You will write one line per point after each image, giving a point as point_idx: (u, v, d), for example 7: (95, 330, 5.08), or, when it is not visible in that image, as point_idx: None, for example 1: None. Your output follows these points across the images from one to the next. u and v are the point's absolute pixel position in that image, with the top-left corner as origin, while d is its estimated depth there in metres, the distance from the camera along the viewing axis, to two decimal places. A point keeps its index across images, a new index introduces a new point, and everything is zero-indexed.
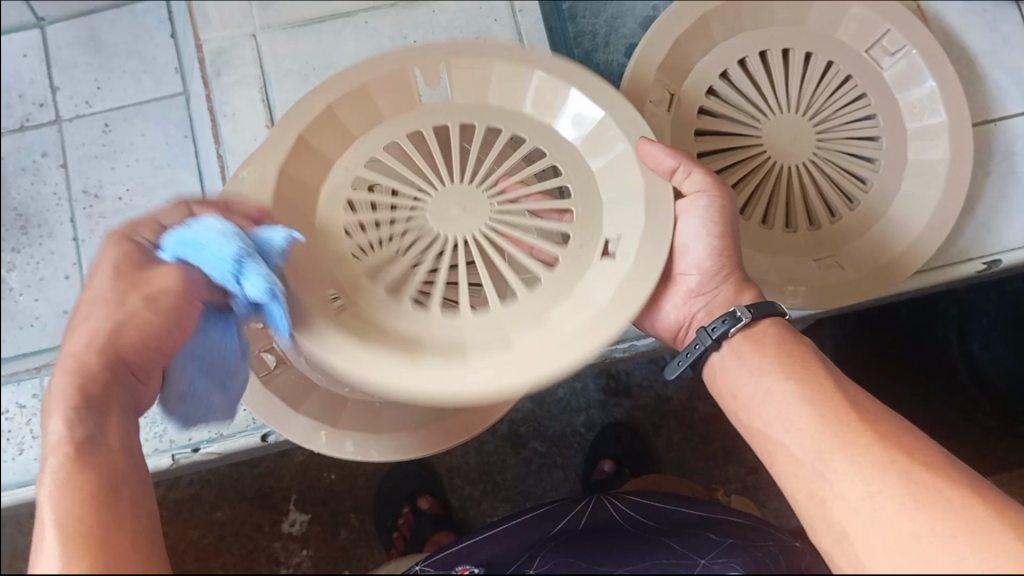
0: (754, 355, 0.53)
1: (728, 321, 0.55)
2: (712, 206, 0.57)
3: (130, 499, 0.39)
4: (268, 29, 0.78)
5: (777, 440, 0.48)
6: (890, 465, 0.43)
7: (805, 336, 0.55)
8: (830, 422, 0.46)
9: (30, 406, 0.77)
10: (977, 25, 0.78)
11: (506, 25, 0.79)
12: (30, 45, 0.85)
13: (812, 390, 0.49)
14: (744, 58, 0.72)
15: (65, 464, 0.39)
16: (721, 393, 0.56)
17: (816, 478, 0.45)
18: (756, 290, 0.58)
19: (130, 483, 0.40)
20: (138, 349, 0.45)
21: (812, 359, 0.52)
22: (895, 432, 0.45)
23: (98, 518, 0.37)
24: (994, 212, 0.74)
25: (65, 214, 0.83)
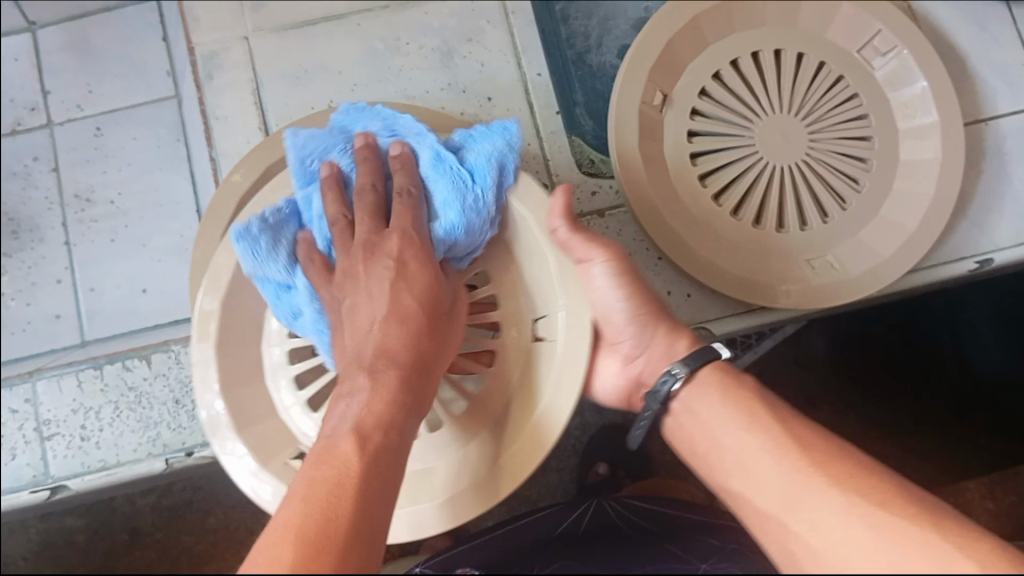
0: (709, 402, 0.54)
1: (667, 381, 0.56)
2: (611, 266, 0.58)
3: (367, 487, 0.42)
4: (260, 32, 0.78)
5: (739, 487, 0.49)
6: (854, 507, 0.44)
7: (747, 375, 0.56)
8: (788, 466, 0.47)
9: (21, 411, 0.75)
10: (968, 24, 0.78)
11: (499, 26, 0.79)
12: (21, 50, 0.85)
13: (765, 435, 0.50)
14: (737, 60, 0.72)
15: (340, 445, 0.44)
16: (679, 447, 0.56)
17: (781, 530, 0.45)
18: (692, 335, 0.59)
19: (376, 470, 0.43)
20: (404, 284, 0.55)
21: (760, 399, 0.53)
22: (854, 472, 0.46)
23: (362, 471, 0.42)
24: (986, 212, 0.75)
25: (56, 218, 0.82)
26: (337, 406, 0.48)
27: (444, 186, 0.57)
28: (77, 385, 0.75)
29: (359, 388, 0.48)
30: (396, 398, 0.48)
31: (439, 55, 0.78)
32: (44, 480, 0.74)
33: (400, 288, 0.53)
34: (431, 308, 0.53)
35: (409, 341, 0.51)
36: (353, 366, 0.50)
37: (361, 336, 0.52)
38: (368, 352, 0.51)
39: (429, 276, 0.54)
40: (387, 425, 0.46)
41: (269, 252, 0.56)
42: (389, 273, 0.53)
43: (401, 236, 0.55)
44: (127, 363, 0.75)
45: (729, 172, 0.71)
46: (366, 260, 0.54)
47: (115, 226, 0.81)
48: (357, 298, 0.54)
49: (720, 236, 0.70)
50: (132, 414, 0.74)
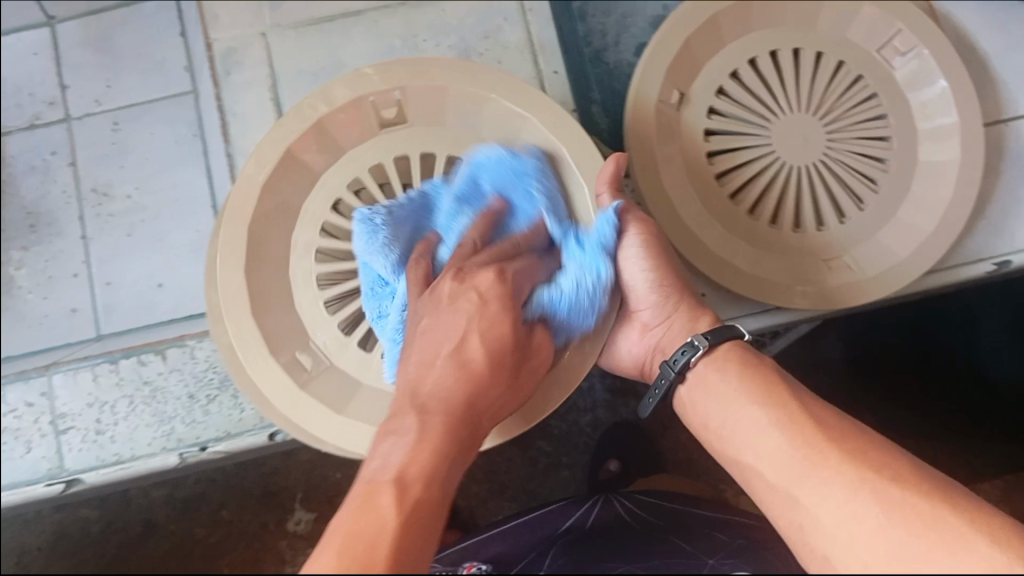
0: (723, 377, 0.54)
1: (687, 351, 0.56)
2: (642, 238, 0.59)
3: (409, 548, 0.37)
4: (278, 28, 0.78)
5: (753, 460, 0.49)
6: (864, 483, 0.44)
7: (766, 355, 0.56)
8: (798, 445, 0.47)
9: (38, 404, 0.76)
10: (991, 26, 0.77)
11: (517, 24, 0.78)
12: (40, 44, 0.86)
13: (776, 411, 0.50)
14: (755, 58, 0.72)
15: (389, 493, 0.40)
16: (692, 422, 0.56)
17: (791, 506, 0.45)
18: (714, 315, 0.60)
19: (420, 533, 0.38)
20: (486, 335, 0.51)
21: (776, 374, 0.53)
22: (866, 449, 0.46)
23: (406, 522, 0.38)
24: (1005, 214, 0.74)
25: (73, 212, 0.83)
26: (380, 443, 0.45)
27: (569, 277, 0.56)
28: (93, 380, 0.75)
29: (406, 428, 0.45)
30: (444, 446, 0.44)
31: (456, 52, 0.78)
32: (59, 474, 0.74)
33: (468, 326, 0.51)
34: (496, 355, 0.51)
35: (470, 390, 0.49)
36: (405, 402, 0.48)
37: (418, 374, 0.50)
38: (425, 391, 0.48)
39: (508, 322, 0.52)
40: (434, 476, 0.42)
41: (384, 252, 0.57)
42: (471, 306, 0.52)
43: (495, 272, 0.54)
44: (142, 358, 0.75)
45: (745, 171, 0.70)
46: (457, 284, 0.53)
47: (133, 221, 0.81)
48: (427, 333, 0.52)
49: (734, 235, 0.69)
50: (148, 408, 0.74)
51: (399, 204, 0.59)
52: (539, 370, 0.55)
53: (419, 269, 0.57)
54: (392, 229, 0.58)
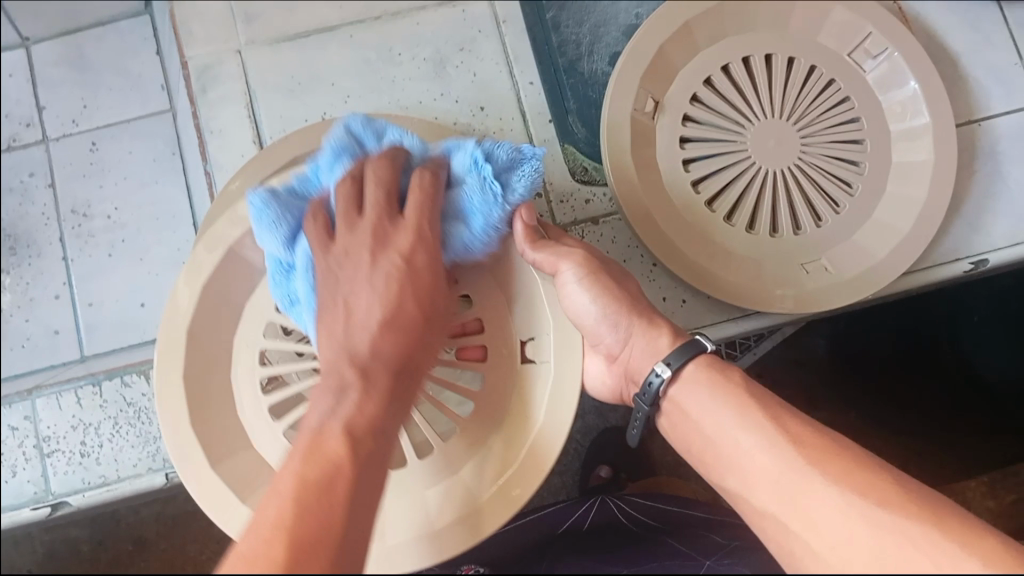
0: (699, 398, 0.53)
1: (652, 382, 0.55)
2: (580, 269, 0.58)
3: (356, 496, 0.42)
4: (254, 44, 0.78)
5: (744, 487, 0.48)
6: (852, 511, 0.44)
7: (736, 368, 0.55)
8: (785, 470, 0.47)
9: (21, 429, 0.75)
10: (960, 26, 0.78)
11: (491, 36, 0.79)
12: (16, 65, 0.86)
13: (761, 431, 0.49)
14: (728, 65, 0.72)
15: (332, 440, 0.43)
16: (675, 441, 0.55)
17: (780, 529, 0.45)
18: (674, 329, 0.60)
19: (359, 479, 0.42)
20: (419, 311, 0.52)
21: (753, 391, 0.53)
22: (849, 474, 0.46)
23: (346, 476, 0.42)
24: (980, 213, 0.75)
25: (54, 233, 0.83)
26: (320, 397, 0.47)
27: (474, 222, 0.55)
28: (76, 402, 0.75)
29: (347, 385, 0.47)
30: (383, 403, 0.48)
31: (432, 65, 0.78)
32: (45, 497, 0.74)
33: (403, 291, 0.51)
34: (425, 314, 0.52)
35: (402, 346, 0.50)
36: (340, 362, 0.48)
37: (350, 331, 0.50)
38: (361, 351, 0.49)
39: (431, 288, 0.52)
40: (379, 429, 0.46)
41: (276, 229, 0.55)
42: (399, 274, 0.51)
43: (413, 235, 0.52)
44: (125, 378, 0.75)
45: (721, 178, 0.71)
46: (373, 251, 0.52)
47: (113, 240, 0.81)
48: (360, 296, 0.51)
49: (709, 241, 0.70)
50: (132, 429, 0.73)
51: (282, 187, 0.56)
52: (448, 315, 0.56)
53: (320, 222, 0.54)
54: (283, 209, 0.55)
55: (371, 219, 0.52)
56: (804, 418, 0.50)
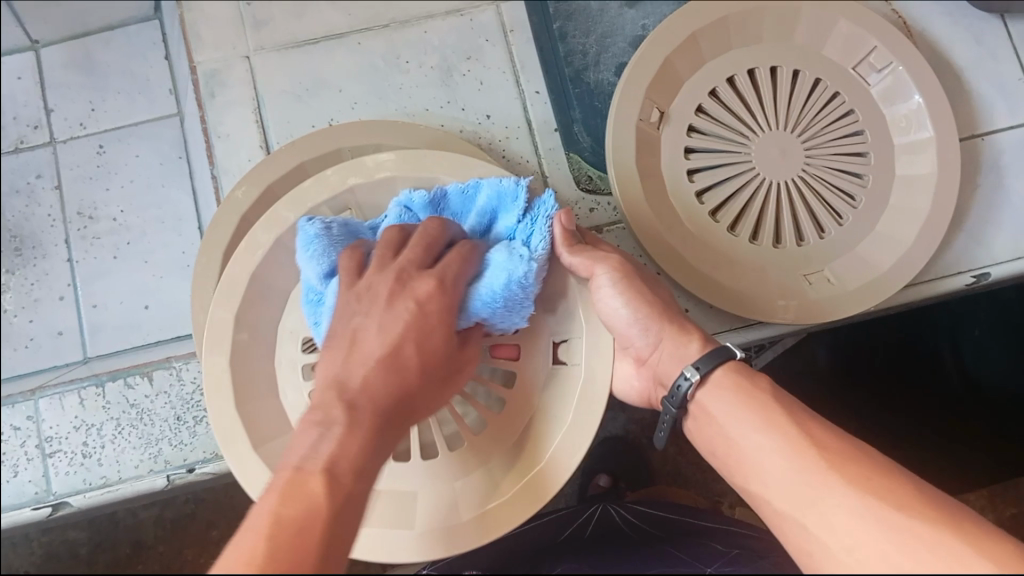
0: (722, 403, 0.53)
1: (682, 386, 0.55)
2: (613, 273, 0.58)
3: (334, 545, 0.39)
4: (261, 50, 0.78)
5: (752, 491, 0.49)
6: (869, 509, 0.43)
7: (761, 372, 0.55)
8: (801, 471, 0.47)
9: (24, 428, 0.75)
10: (964, 41, 0.79)
11: (498, 44, 0.79)
12: (24, 68, 0.86)
13: (780, 434, 0.49)
14: (733, 77, 0.73)
15: (311, 484, 0.41)
16: (701, 446, 0.55)
17: (800, 531, 0.45)
18: (705, 336, 0.59)
19: (335, 527, 0.39)
20: (424, 355, 0.48)
21: (774, 395, 0.53)
22: (868, 475, 0.45)
23: (321, 525, 0.39)
24: (983, 226, 0.75)
25: (59, 235, 0.83)
26: (305, 436, 0.44)
27: (497, 282, 0.53)
28: (79, 403, 0.75)
29: (332, 423, 0.44)
30: (370, 448, 0.44)
31: (439, 73, 0.79)
32: (46, 497, 0.74)
33: (405, 330, 0.48)
34: (431, 360, 0.49)
35: (399, 390, 0.47)
36: (332, 395, 0.45)
37: (346, 366, 0.47)
38: (353, 386, 0.46)
39: (442, 335, 0.49)
40: (361, 477, 0.43)
41: (315, 261, 0.55)
42: (409, 314, 0.48)
43: (435, 281, 0.50)
44: (128, 380, 0.75)
45: (726, 188, 0.71)
46: (392, 288, 0.49)
47: (118, 242, 0.81)
48: (362, 332, 0.48)
49: (714, 250, 0.70)
50: (134, 431, 0.74)
51: (342, 224, 0.57)
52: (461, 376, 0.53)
53: (354, 256, 0.53)
54: (331, 244, 0.56)
55: (403, 259, 0.51)
56: (824, 422, 0.50)
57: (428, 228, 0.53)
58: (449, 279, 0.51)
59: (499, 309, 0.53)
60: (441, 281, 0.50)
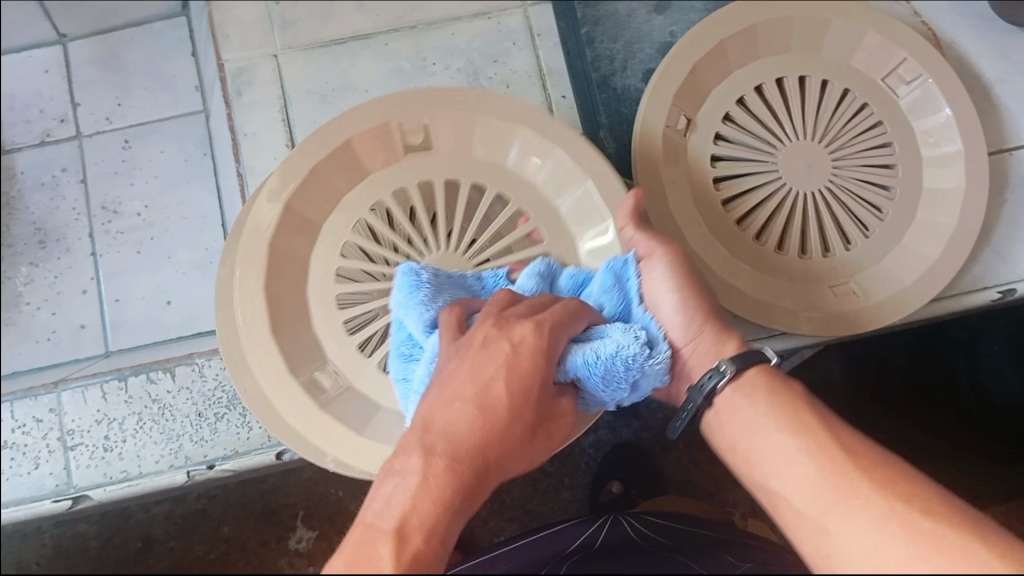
0: (753, 402, 0.53)
1: (714, 377, 0.55)
2: (666, 259, 0.59)
3: None
4: (289, 49, 0.79)
5: (780, 489, 0.48)
6: (894, 516, 0.42)
7: (793, 380, 0.54)
8: (828, 473, 0.46)
9: (46, 421, 0.76)
10: (994, 56, 0.78)
11: (525, 49, 0.80)
12: (50, 62, 0.87)
13: (810, 438, 0.48)
14: (761, 85, 0.72)
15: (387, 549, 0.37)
16: (719, 443, 0.55)
17: (820, 535, 0.44)
18: (740, 338, 0.57)
19: None
20: (513, 403, 0.45)
21: (805, 403, 0.52)
22: (895, 482, 0.44)
23: None
24: (1008, 241, 0.75)
25: (83, 229, 0.84)
26: (382, 486, 0.42)
27: (605, 351, 0.52)
28: (101, 397, 0.75)
29: (409, 470, 0.42)
30: (447, 497, 0.41)
31: (465, 75, 0.79)
32: (66, 490, 0.74)
33: (495, 369, 0.46)
34: (520, 403, 0.46)
35: (486, 439, 0.44)
36: (414, 438, 0.44)
37: (435, 407, 0.45)
38: (438, 429, 0.44)
39: (534, 376, 0.47)
40: (437, 532, 0.39)
41: (420, 310, 0.55)
42: (504, 354, 0.47)
43: (533, 326, 0.49)
44: (151, 375, 0.75)
45: (752, 197, 0.71)
46: (491, 331, 0.49)
47: (142, 238, 0.82)
48: (451, 376, 0.47)
49: (742, 260, 0.70)
50: (155, 426, 0.74)
51: (444, 276, 0.58)
52: (553, 441, 0.50)
53: (455, 311, 0.54)
54: (433, 293, 0.57)
55: (510, 309, 0.51)
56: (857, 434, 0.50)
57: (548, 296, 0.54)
58: (550, 323, 0.50)
59: (601, 376, 0.53)
60: (546, 328, 0.49)
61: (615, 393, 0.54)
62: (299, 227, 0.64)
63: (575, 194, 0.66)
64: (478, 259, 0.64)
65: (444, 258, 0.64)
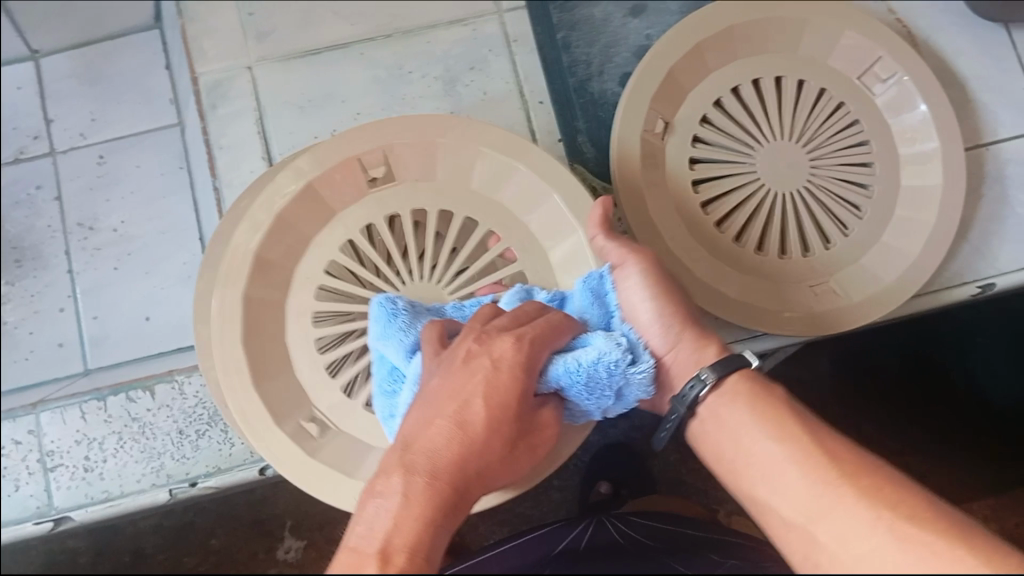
0: (737, 407, 0.52)
1: (695, 386, 0.54)
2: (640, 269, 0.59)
3: None
4: (265, 61, 0.78)
5: (767, 497, 0.48)
6: (880, 518, 0.43)
7: (775, 383, 0.54)
8: (812, 480, 0.46)
9: (24, 442, 0.75)
10: (969, 52, 0.79)
11: (501, 55, 0.79)
12: (24, 78, 0.86)
13: (792, 443, 0.48)
14: (738, 86, 0.72)
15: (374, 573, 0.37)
16: (704, 449, 0.55)
17: (809, 542, 0.44)
18: (720, 343, 0.57)
19: None
20: (493, 419, 0.46)
21: (784, 405, 0.52)
22: (879, 484, 0.45)
23: None
24: (987, 236, 0.75)
25: (59, 246, 0.83)
26: (365, 508, 0.41)
27: (589, 360, 0.52)
28: (80, 417, 0.74)
29: (390, 492, 0.42)
30: (428, 515, 0.41)
31: (442, 83, 0.78)
32: (48, 512, 0.73)
33: (475, 385, 0.46)
34: (501, 419, 0.46)
35: (467, 457, 0.44)
36: (395, 458, 0.44)
37: (416, 427, 0.46)
38: (419, 450, 0.44)
39: (516, 390, 0.47)
40: (421, 551, 0.39)
41: (401, 340, 0.55)
42: (484, 369, 0.47)
43: (514, 340, 0.49)
44: (131, 394, 0.74)
45: (731, 199, 0.71)
46: (473, 344, 0.49)
47: (119, 253, 0.81)
48: (433, 395, 0.47)
49: (723, 263, 0.70)
50: (136, 445, 0.73)
51: (419, 305, 0.58)
52: (535, 454, 0.51)
53: (436, 330, 0.53)
54: (411, 322, 0.56)
55: (491, 323, 0.52)
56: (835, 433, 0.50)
57: (531, 306, 0.54)
58: (532, 333, 0.50)
59: (585, 385, 0.52)
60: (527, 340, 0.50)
61: (601, 402, 0.54)
62: (278, 238, 0.63)
63: (545, 208, 0.65)
64: (456, 287, 0.64)
65: (423, 283, 0.64)
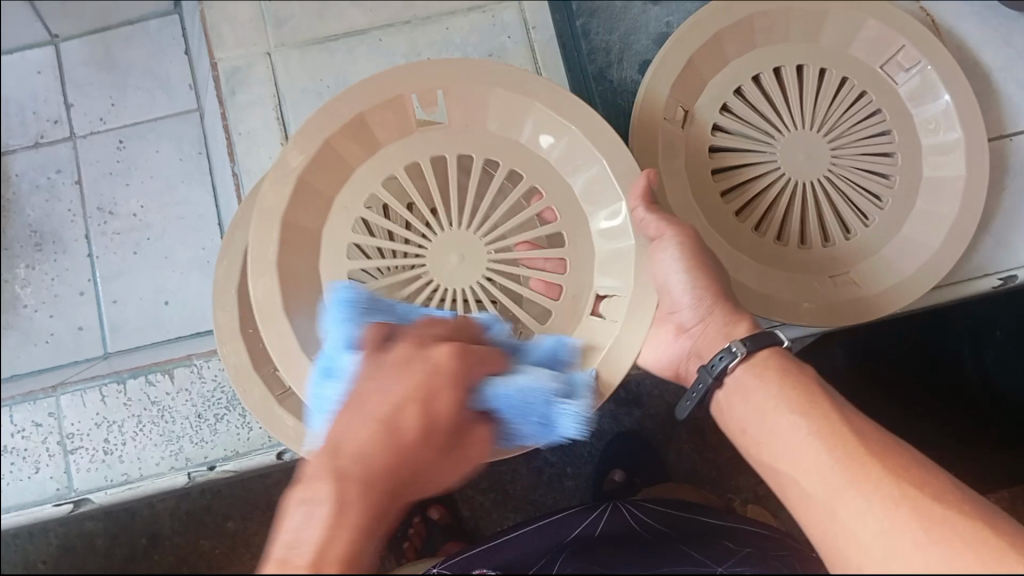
0: (766, 382, 0.52)
1: (725, 357, 0.54)
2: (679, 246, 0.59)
3: None
4: (283, 47, 0.78)
5: (790, 471, 0.47)
6: (904, 501, 0.42)
7: (809, 364, 0.54)
8: (836, 454, 0.45)
9: (45, 424, 0.75)
10: (993, 40, 0.78)
11: (520, 43, 0.79)
12: (43, 62, 0.86)
13: (819, 417, 0.48)
14: (759, 75, 0.72)
15: None
16: (729, 424, 0.55)
17: (827, 516, 0.44)
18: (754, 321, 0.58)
19: None
20: (426, 428, 0.42)
21: (817, 387, 0.51)
22: (907, 467, 0.44)
23: None
24: (1010, 227, 0.74)
25: (80, 231, 0.83)
26: (291, 519, 0.36)
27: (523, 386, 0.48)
28: (100, 400, 0.75)
29: (320, 498, 0.37)
30: (362, 524, 0.36)
31: None
32: (67, 494, 0.74)
33: (408, 388, 0.43)
34: (433, 428, 0.43)
35: (401, 465, 0.40)
36: (323, 463, 0.39)
37: (344, 433, 0.41)
38: (350, 453, 0.39)
39: (450, 399, 0.44)
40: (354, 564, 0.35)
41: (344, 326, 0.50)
42: (419, 374, 0.44)
43: (450, 348, 0.46)
44: (150, 377, 0.75)
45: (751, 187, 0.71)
46: (406, 352, 0.45)
47: (138, 238, 0.81)
48: (365, 397, 0.43)
49: (743, 253, 0.69)
50: (155, 428, 0.74)
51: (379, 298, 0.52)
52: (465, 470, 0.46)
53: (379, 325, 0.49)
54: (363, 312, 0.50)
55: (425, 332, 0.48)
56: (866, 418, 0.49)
57: (464, 325, 0.51)
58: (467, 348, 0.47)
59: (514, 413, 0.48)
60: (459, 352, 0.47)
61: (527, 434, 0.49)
62: None
63: (587, 175, 0.63)
64: (491, 239, 0.62)
65: (453, 238, 0.62)
